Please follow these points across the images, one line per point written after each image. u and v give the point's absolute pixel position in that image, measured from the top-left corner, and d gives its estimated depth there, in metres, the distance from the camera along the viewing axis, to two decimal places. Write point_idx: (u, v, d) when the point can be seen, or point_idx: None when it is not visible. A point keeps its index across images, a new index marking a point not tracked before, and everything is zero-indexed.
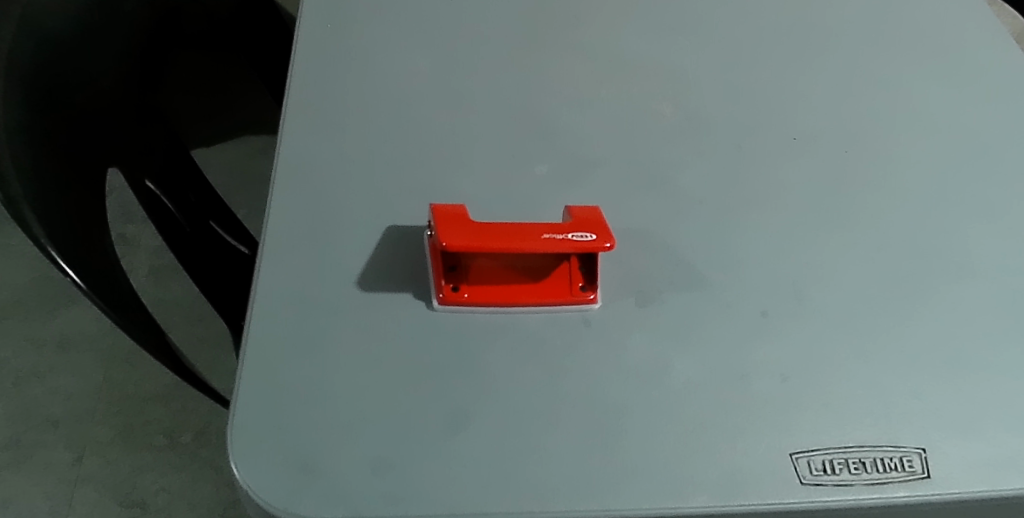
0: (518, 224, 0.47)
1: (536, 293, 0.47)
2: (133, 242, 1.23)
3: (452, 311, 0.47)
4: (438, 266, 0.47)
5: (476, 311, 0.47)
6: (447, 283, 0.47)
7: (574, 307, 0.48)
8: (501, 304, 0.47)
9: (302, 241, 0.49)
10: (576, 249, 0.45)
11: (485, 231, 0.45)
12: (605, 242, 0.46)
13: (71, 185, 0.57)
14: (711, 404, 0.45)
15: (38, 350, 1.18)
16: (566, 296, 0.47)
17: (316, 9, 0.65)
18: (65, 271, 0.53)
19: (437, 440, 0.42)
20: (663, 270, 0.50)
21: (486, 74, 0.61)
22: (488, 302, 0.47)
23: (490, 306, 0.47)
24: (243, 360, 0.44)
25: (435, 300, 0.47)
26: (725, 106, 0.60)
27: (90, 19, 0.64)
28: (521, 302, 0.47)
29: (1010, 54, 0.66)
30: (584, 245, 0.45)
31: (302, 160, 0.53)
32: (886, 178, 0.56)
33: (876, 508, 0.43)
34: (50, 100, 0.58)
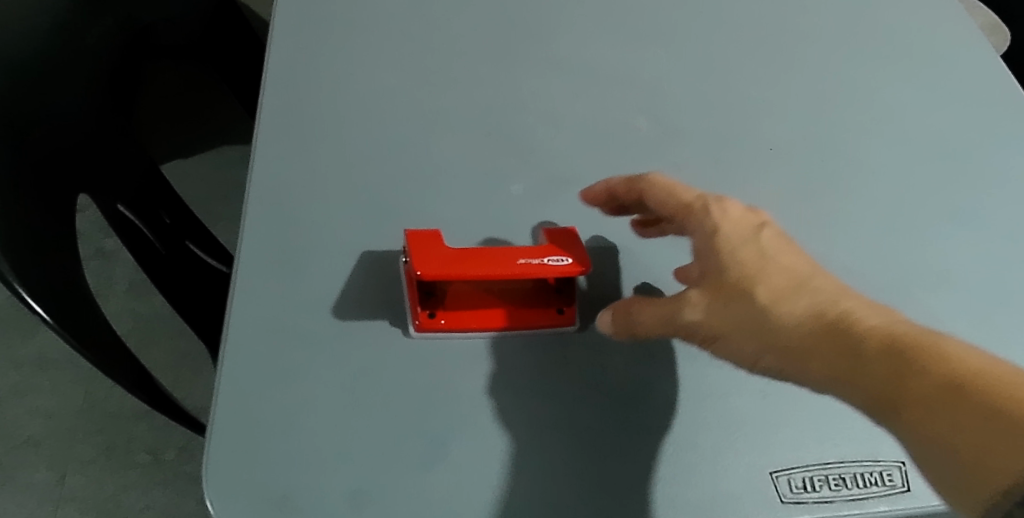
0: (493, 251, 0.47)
1: (514, 318, 0.47)
2: (110, 256, 1.21)
3: (428, 337, 0.46)
4: (415, 293, 0.48)
5: (453, 337, 0.47)
6: (423, 310, 0.47)
7: (551, 331, 0.48)
8: (478, 329, 0.47)
9: (274, 270, 0.49)
10: (553, 275, 0.45)
11: (461, 257, 0.45)
12: (582, 266, 0.46)
13: (40, 219, 0.57)
14: (690, 424, 0.45)
15: (16, 369, 1.14)
16: (543, 320, 0.48)
17: (288, 25, 0.64)
18: (32, 308, 0.53)
19: (415, 469, 0.42)
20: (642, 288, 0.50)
21: (459, 92, 0.60)
22: (464, 327, 0.47)
23: (466, 332, 0.47)
24: (215, 394, 0.44)
25: (412, 327, 0.47)
26: (700, 117, 0.60)
27: (60, 43, 0.63)
28: (498, 328, 0.47)
29: (975, 59, 0.67)
30: (562, 269, 0.45)
31: (273, 186, 0.53)
32: (857, 186, 0.57)
33: None
34: (19, 130, 0.57)
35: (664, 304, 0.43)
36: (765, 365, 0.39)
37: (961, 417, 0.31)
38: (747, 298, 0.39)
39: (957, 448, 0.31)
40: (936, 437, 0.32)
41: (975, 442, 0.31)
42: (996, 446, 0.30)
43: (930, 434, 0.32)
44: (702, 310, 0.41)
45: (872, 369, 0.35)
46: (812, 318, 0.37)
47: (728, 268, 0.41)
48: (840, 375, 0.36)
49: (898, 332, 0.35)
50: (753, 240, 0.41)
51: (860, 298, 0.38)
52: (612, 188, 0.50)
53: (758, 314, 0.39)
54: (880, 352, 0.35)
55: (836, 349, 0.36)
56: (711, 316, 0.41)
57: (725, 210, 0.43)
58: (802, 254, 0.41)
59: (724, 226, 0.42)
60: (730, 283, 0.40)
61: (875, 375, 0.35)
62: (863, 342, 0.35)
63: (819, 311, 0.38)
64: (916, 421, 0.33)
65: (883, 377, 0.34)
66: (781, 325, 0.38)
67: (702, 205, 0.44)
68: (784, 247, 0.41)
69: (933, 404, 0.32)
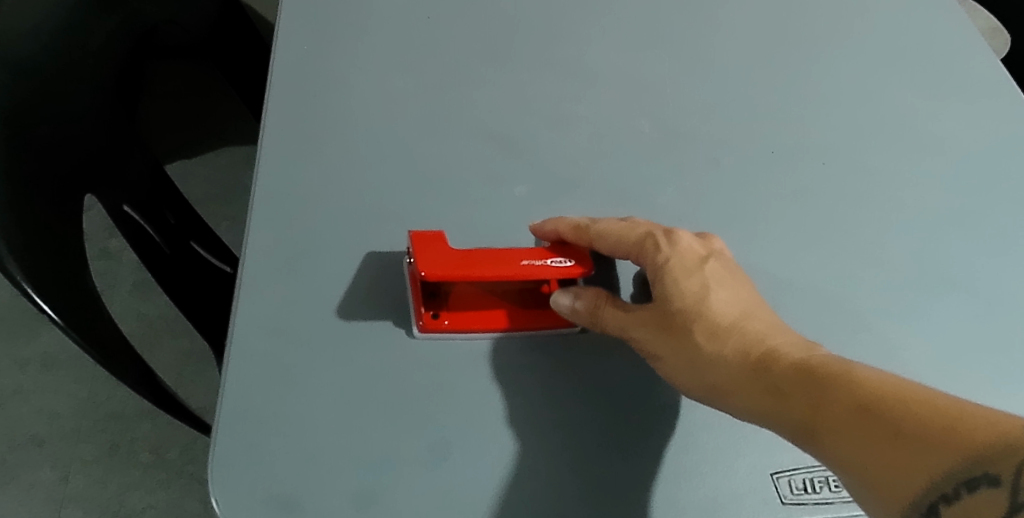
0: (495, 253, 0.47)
1: (516, 319, 0.48)
2: (114, 256, 1.21)
3: (431, 337, 0.47)
4: (418, 296, 0.48)
5: (457, 337, 0.47)
6: (426, 311, 0.47)
7: (553, 331, 0.48)
8: (481, 330, 0.47)
9: (278, 270, 0.49)
10: (556, 275, 0.46)
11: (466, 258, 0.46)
12: (583, 268, 0.47)
13: (46, 217, 0.57)
14: (692, 425, 0.45)
15: (20, 368, 1.12)
16: (546, 321, 0.48)
17: (294, 26, 0.64)
18: (40, 306, 0.54)
19: (420, 467, 0.43)
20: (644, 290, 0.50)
21: (463, 94, 0.60)
22: (468, 328, 0.47)
23: (469, 332, 0.47)
24: (220, 394, 0.44)
25: (415, 327, 0.47)
26: (703, 120, 0.61)
27: (68, 44, 0.63)
28: (501, 328, 0.47)
29: (973, 63, 0.68)
30: (563, 270, 0.46)
31: (279, 188, 0.53)
32: (857, 190, 0.58)
33: None
34: (28, 131, 0.57)
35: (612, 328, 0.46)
36: (704, 392, 0.42)
37: (868, 440, 0.35)
38: (688, 327, 0.42)
39: (866, 472, 0.35)
40: (848, 461, 0.35)
41: (880, 464, 0.34)
42: (897, 467, 0.34)
43: (843, 459, 0.36)
44: (647, 336, 0.44)
45: (796, 400, 0.38)
46: (744, 353, 0.41)
47: (672, 297, 0.43)
48: (767, 406, 0.40)
49: (820, 366, 0.38)
50: (696, 273, 0.44)
51: (790, 334, 0.42)
52: (559, 234, 0.49)
53: (695, 346, 0.42)
54: (803, 384, 0.38)
55: (765, 381, 0.40)
56: (655, 344, 0.44)
57: (672, 241, 0.46)
58: (739, 286, 0.45)
59: (671, 257, 0.45)
60: (672, 315, 0.43)
61: (799, 404, 0.38)
62: (789, 375, 0.39)
63: (750, 346, 0.41)
64: (831, 446, 0.36)
65: (807, 406, 0.38)
66: (719, 358, 0.41)
67: (651, 237, 0.46)
68: (725, 281, 0.45)
69: (847, 431, 0.36)
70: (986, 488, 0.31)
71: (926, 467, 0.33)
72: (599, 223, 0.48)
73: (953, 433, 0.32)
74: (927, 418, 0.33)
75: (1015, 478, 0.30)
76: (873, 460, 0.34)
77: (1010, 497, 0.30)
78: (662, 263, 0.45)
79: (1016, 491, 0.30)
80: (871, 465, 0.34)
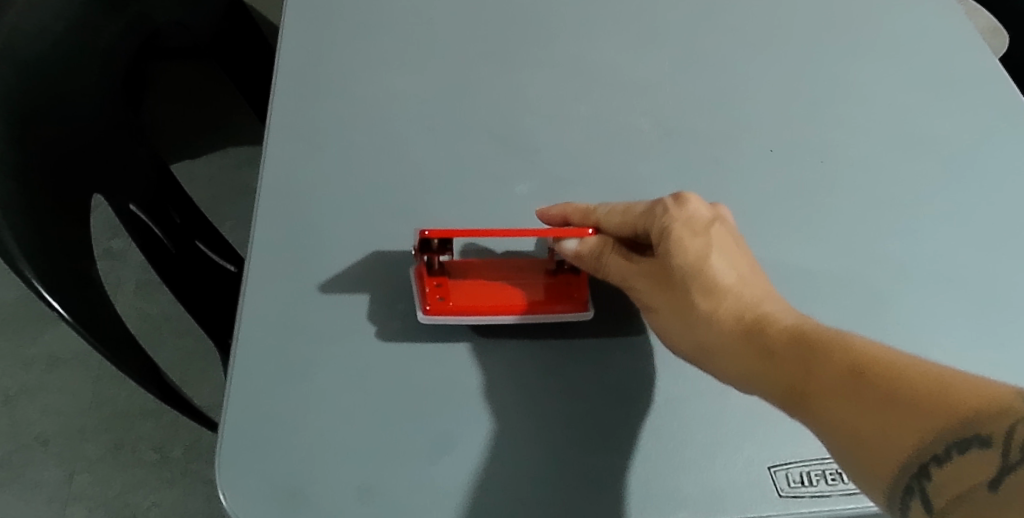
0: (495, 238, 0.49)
1: (528, 303, 0.48)
2: (118, 257, 1.22)
3: (441, 320, 0.47)
4: (424, 279, 0.48)
5: (465, 319, 0.47)
6: (434, 296, 0.48)
7: (568, 314, 0.48)
8: (491, 312, 0.47)
9: (284, 267, 0.50)
10: (561, 237, 0.47)
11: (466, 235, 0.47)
12: (586, 230, 0.48)
13: (55, 217, 0.58)
14: (691, 419, 0.46)
15: (26, 368, 1.13)
16: (559, 304, 0.48)
17: (298, 29, 0.65)
18: (51, 305, 0.55)
19: (423, 459, 0.43)
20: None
21: (465, 94, 0.61)
22: (476, 310, 0.47)
23: (481, 316, 0.47)
24: (226, 393, 0.45)
25: (424, 312, 0.47)
26: (702, 119, 0.62)
27: (74, 44, 0.64)
28: (513, 311, 0.48)
29: (971, 62, 0.68)
30: (567, 232, 0.47)
31: (283, 187, 0.54)
32: (854, 188, 0.59)
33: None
34: (36, 130, 0.58)
35: (616, 281, 0.47)
36: (701, 356, 0.43)
37: (859, 402, 0.35)
38: (690, 290, 0.44)
39: (855, 433, 0.35)
40: (838, 422, 0.36)
41: (870, 424, 0.35)
42: (887, 428, 0.34)
43: (832, 420, 0.36)
44: (653, 297, 0.46)
45: (790, 363, 0.39)
46: (741, 315, 0.42)
47: (675, 259, 0.45)
48: (760, 367, 0.40)
49: (815, 333, 0.39)
50: (702, 237, 0.45)
51: (788, 308, 0.43)
52: (565, 217, 0.50)
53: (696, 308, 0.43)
54: (799, 349, 0.39)
55: (760, 345, 0.41)
56: (659, 302, 0.45)
57: (681, 204, 0.47)
58: (743, 255, 0.46)
59: (678, 220, 0.46)
60: (676, 274, 0.44)
61: (793, 367, 0.39)
62: (785, 342, 0.40)
63: (748, 310, 0.42)
64: (821, 408, 0.37)
65: (800, 369, 0.39)
66: (718, 319, 0.43)
67: (661, 202, 0.48)
68: (730, 250, 0.46)
69: (839, 392, 0.36)
70: (974, 451, 0.31)
71: (917, 427, 0.33)
72: (599, 206, 0.49)
73: (945, 395, 0.33)
74: (919, 382, 0.34)
75: (1003, 437, 0.30)
76: (863, 420, 0.35)
77: (999, 458, 0.30)
78: (669, 225, 0.46)
79: (1004, 449, 0.30)
80: (861, 426, 0.35)
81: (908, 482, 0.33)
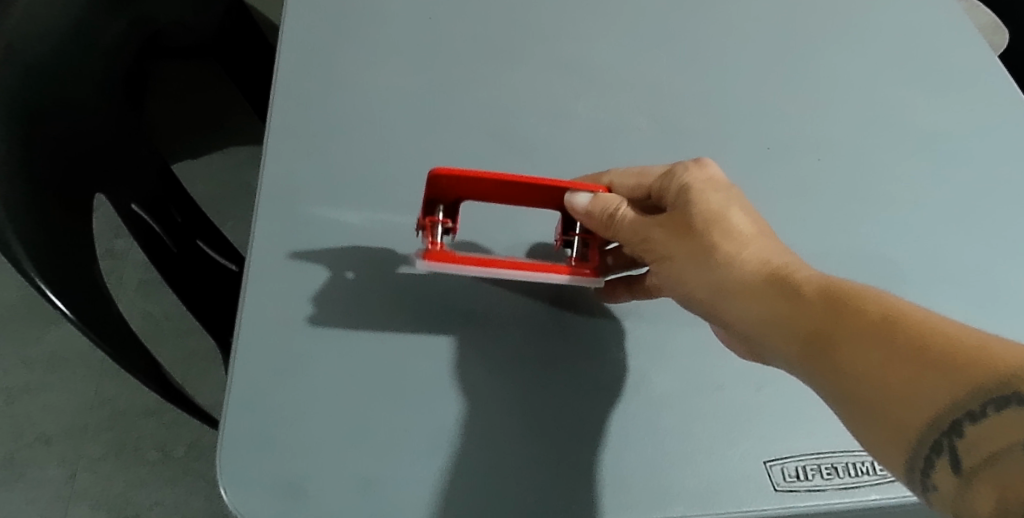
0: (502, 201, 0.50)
1: (530, 263, 0.48)
2: (120, 257, 1.22)
3: (441, 268, 0.47)
4: (429, 237, 0.48)
5: (468, 271, 0.47)
6: (435, 248, 0.48)
7: (571, 276, 0.48)
8: (493, 266, 0.47)
9: (290, 271, 0.51)
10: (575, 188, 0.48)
11: (474, 190, 0.48)
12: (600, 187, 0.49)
13: (58, 216, 0.59)
14: (687, 416, 0.50)
15: (28, 368, 1.13)
16: (563, 268, 0.48)
17: (298, 22, 0.65)
18: (53, 302, 0.55)
19: (427, 457, 0.46)
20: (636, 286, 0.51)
21: (465, 92, 0.62)
22: (478, 263, 0.47)
23: (482, 269, 0.47)
24: (227, 398, 0.47)
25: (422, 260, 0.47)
26: (701, 117, 0.62)
27: (74, 44, 0.64)
28: (516, 266, 0.47)
29: (969, 62, 0.69)
30: (583, 185, 0.48)
31: (285, 189, 0.55)
32: (852, 185, 0.59)
33: (834, 510, 0.48)
34: (39, 132, 0.59)
35: (627, 234, 0.47)
36: (720, 307, 0.44)
37: (894, 354, 0.37)
38: (713, 244, 0.44)
39: (885, 381, 0.37)
40: (868, 371, 0.37)
41: (901, 377, 0.36)
42: (920, 378, 0.36)
43: (859, 366, 0.37)
44: (669, 248, 0.46)
45: (817, 311, 0.40)
46: (765, 269, 0.43)
47: (698, 215, 0.45)
48: (784, 316, 0.41)
49: (843, 284, 0.40)
50: (723, 196, 0.46)
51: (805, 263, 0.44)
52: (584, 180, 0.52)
53: (717, 256, 0.44)
54: (826, 300, 0.40)
55: (787, 293, 0.41)
56: (675, 254, 0.46)
57: (701, 165, 0.48)
58: (758, 215, 0.47)
59: (700, 180, 0.47)
60: (699, 230, 0.45)
61: (819, 316, 0.40)
62: (811, 292, 0.41)
63: (771, 263, 0.43)
64: (848, 355, 0.38)
65: (827, 318, 0.39)
66: (743, 273, 0.43)
67: (681, 162, 0.48)
68: (747, 209, 0.46)
69: (871, 341, 0.37)
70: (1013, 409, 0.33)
71: (951, 383, 0.35)
72: (614, 170, 0.51)
73: (979, 355, 0.35)
74: (955, 338, 0.35)
75: None
76: (895, 371, 0.36)
77: None
78: (691, 181, 0.46)
79: None
80: (893, 376, 0.36)
81: (937, 439, 0.35)
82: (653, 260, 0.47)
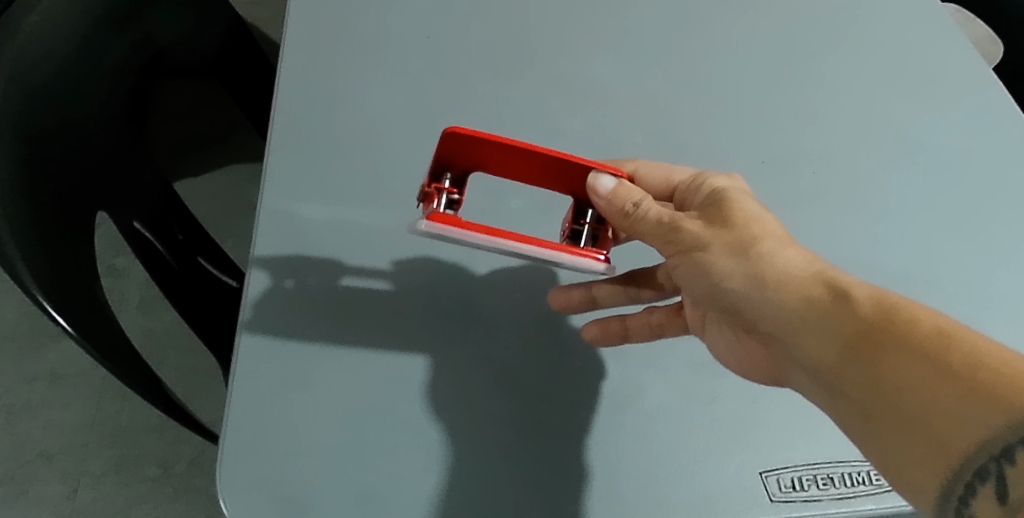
0: (511, 177, 0.50)
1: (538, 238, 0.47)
2: (121, 273, 1.23)
3: (448, 231, 0.45)
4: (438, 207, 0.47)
5: (476, 237, 0.45)
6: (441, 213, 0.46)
7: (580, 255, 0.47)
8: (501, 235, 0.46)
9: (295, 288, 0.52)
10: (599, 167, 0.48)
11: (482, 160, 0.48)
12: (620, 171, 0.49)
13: (60, 235, 0.59)
14: (679, 427, 0.50)
15: (29, 384, 1.13)
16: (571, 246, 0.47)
17: (299, 39, 0.66)
18: (54, 318, 0.56)
19: (425, 470, 0.48)
20: (591, 292, 0.52)
21: (463, 110, 0.63)
22: (484, 231, 0.46)
23: (490, 237, 0.46)
24: (226, 413, 0.48)
25: (427, 222, 0.45)
26: (696, 132, 0.63)
27: (76, 64, 0.65)
28: (523, 238, 0.46)
29: (962, 74, 0.69)
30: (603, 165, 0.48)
31: (285, 206, 0.56)
32: (846, 198, 0.60)
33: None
34: (42, 153, 0.60)
35: (649, 225, 0.47)
36: (763, 308, 0.45)
37: (945, 371, 0.38)
38: (761, 248, 0.45)
39: (936, 395, 0.38)
40: (915, 383, 0.39)
41: (951, 394, 0.37)
42: (969, 398, 0.37)
43: (910, 375, 0.39)
44: (708, 243, 0.46)
45: (867, 320, 0.41)
46: (812, 275, 0.44)
47: (744, 222, 0.47)
48: (830, 321, 0.42)
49: (895, 297, 0.42)
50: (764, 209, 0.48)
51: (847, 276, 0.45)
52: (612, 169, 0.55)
53: (764, 258, 0.45)
54: (876, 311, 0.41)
55: (837, 298, 0.43)
56: (716, 250, 0.46)
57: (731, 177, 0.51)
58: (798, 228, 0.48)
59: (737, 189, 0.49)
60: (745, 233, 0.46)
61: (869, 325, 0.41)
62: (861, 301, 0.42)
63: (818, 271, 0.44)
64: (898, 364, 0.40)
65: (877, 327, 0.41)
66: (791, 276, 0.44)
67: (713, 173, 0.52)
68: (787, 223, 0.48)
69: (923, 355, 0.39)
70: None
71: (1002, 407, 0.36)
72: (641, 160, 0.55)
73: None
74: (1010, 362, 0.37)
75: None
76: (946, 386, 0.38)
77: None
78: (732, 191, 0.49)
79: None
80: (945, 391, 0.37)
81: (986, 463, 0.36)
82: (680, 251, 0.47)
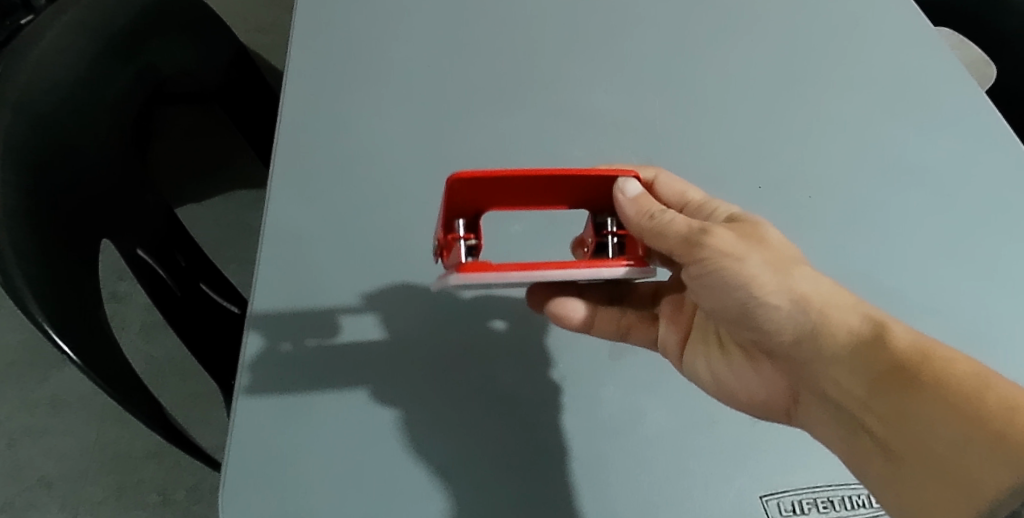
0: (521, 202, 0.48)
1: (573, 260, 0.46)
2: (123, 299, 1.23)
3: (481, 278, 0.44)
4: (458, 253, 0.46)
5: (511, 276, 0.44)
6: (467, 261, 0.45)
7: (620, 267, 0.45)
8: (535, 268, 0.45)
9: (303, 314, 0.54)
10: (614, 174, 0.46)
11: (490, 198, 0.47)
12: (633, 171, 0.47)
13: (66, 262, 0.60)
14: (679, 452, 0.51)
15: (30, 410, 1.13)
16: (606, 261, 0.46)
17: (303, 71, 0.67)
18: (58, 343, 0.57)
19: (427, 496, 0.49)
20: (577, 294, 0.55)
21: (464, 139, 0.64)
22: (517, 268, 0.44)
23: (524, 273, 0.44)
24: (229, 437, 0.49)
25: (456, 274, 0.44)
26: (693, 158, 0.64)
27: (83, 95, 0.66)
28: (558, 265, 0.45)
29: (955, 99, 0.70)
30: (617, 170, 0.47)
31: (287, 232, 0.58)
32: (842, 222, 0.61)
33: None
34: (49, 183, 0.60)
35: (671, 235, 0.47)
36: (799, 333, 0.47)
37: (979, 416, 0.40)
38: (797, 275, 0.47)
39: (963, 438, 0.40)
40: (948, 425, 0.41)
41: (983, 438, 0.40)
42: (1003, 445, 0.39)
43: (942, 417, 0.41)
44: (744, 259, 0.47)
45: (902, 358, 0.43)
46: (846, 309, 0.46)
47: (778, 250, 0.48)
48: (866, 354, 0.44)
49: (928, 339, 0.44)
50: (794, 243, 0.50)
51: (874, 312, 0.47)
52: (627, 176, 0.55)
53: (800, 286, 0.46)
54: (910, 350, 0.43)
55: (873, 334, 0.45)
56: (751, 266, 0.46)
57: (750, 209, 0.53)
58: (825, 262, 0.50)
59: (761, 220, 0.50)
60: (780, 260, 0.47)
61: (904, 363, 0.43)
62: (896, 339, 0.44)
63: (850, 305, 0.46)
64: (930, 403, 0.42)
65: (911, 365, 0.43)
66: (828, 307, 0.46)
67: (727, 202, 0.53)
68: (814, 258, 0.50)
69: (953, 398, 0.41)
70: None
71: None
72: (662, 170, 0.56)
73: None
74: None
75: None
76: (978, 430, 0.40)
77: None
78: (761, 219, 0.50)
79: None
80: (974, 437, 0.40)
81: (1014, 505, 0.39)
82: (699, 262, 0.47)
